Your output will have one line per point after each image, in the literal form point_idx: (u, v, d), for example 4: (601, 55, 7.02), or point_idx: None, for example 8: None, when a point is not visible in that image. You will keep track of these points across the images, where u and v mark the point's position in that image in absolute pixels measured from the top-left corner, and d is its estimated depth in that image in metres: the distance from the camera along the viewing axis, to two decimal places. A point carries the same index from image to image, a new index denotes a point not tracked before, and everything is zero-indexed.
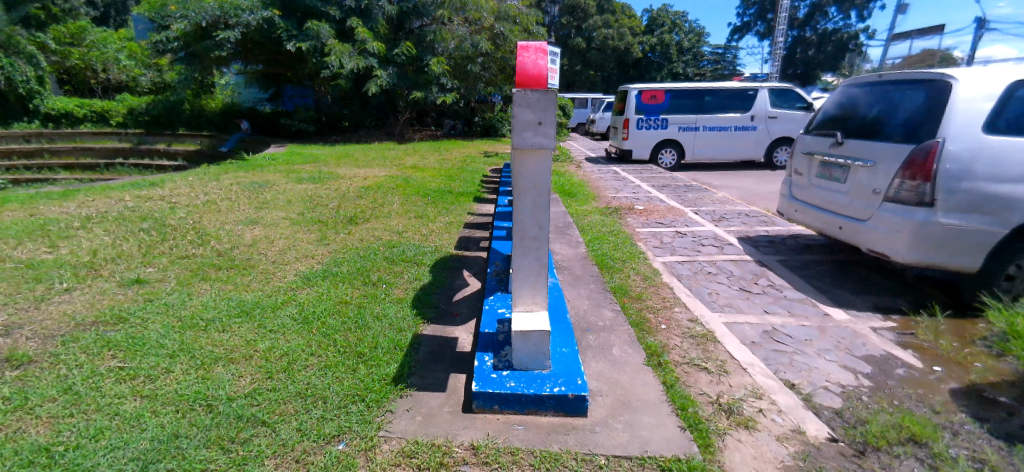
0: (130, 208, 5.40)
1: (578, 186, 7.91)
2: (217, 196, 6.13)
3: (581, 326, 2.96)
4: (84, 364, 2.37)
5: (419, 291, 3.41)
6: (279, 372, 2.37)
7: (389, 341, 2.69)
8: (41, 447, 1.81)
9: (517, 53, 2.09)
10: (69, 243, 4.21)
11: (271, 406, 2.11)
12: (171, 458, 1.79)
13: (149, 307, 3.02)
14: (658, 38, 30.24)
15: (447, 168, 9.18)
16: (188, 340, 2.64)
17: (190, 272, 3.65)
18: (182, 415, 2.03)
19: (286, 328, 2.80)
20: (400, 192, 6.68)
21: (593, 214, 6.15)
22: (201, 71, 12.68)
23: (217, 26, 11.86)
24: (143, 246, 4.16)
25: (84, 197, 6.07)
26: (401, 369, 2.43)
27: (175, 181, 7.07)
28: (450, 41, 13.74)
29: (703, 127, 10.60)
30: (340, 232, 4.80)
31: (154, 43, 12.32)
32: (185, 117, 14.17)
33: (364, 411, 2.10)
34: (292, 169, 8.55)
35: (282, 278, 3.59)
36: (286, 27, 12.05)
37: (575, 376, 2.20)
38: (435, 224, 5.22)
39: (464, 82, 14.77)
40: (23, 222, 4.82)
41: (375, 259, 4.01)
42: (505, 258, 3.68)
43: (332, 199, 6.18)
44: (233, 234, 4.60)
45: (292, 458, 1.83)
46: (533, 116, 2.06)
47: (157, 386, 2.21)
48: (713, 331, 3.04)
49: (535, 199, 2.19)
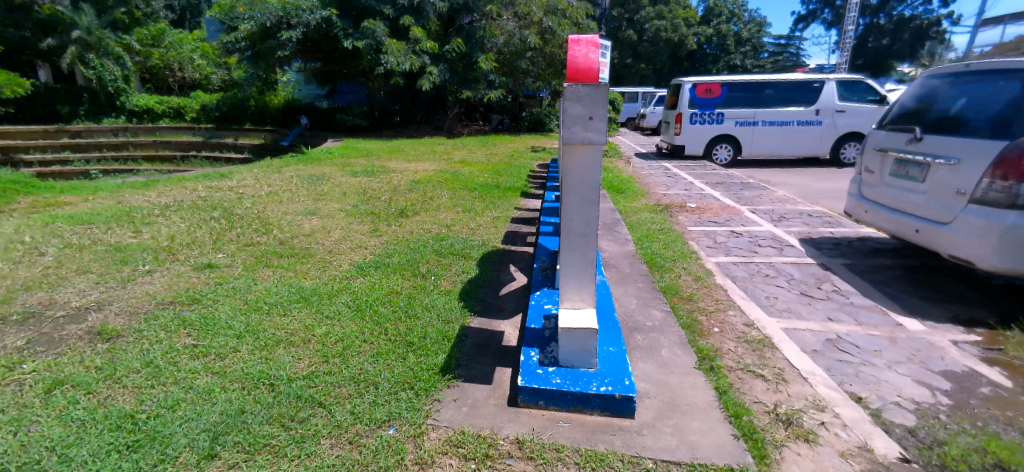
0: (203, 198, 5.78)
1: (627, 183, 7.76)
2: (278, 187, 6.46)
3: (628, 325, 2.92)
4: (164, 340, 2.57)
5: (466, 284, 3.47)
6: (334, 356, 2.48)
7: (437, 331, 2.75)
8: (127, 414, 1.98)
9: (568, 48, 2.11)
10: (151, 229, 4.56)
11: (327, 388, 2.21)
12: (238, 432, 1.91)
13: (219, 290, 3.23)
14: (714, 28, 29.23)
15: (495, 162, 9.25)
16: (253, 321, 2.80)
17: (255, 258, 3.87)
18: (247, 392, 2.16)
19: (341, 314, 2.93)
20: (449, 186, 6.78)
21: (642, 211, 6.01)
22: (266, 69, 13.37)
23: (280, 27, 12.49)
24: (215, 233, 4.45)
25: (163, 187, 6.55)
26: (448, 360, 2.48)
27: (242, 173, 7.50)
28: (499, 36, 13.88)
29: (763, 122, 10.13)
30: (391, 224, 4.94)
31: (224, 44, 13.10)
32: (251, 113, 15.02)
33: (413, 398, 2.17)
34: (347, 163, 8.87)
35: (337, 267, 3.74)
36: (343, 26, 12.51)
37: (623, 376, 2.17)
38: (482, 218, 5.28)
39: (512, 78, 14.82)
40: (112, 208, 5.28)
41: (424, 251, 4.11)
42: (551, 254, 3.66)
43: (383, 192, 6.37)
44: (293, 224, 4.84)
45: (345, 439, 1.92)
46: (582, 111, 2.02)
47: (226, 364, 2.37)
48: (770, 337, 2.91)
49: (584, 196, 2.17)
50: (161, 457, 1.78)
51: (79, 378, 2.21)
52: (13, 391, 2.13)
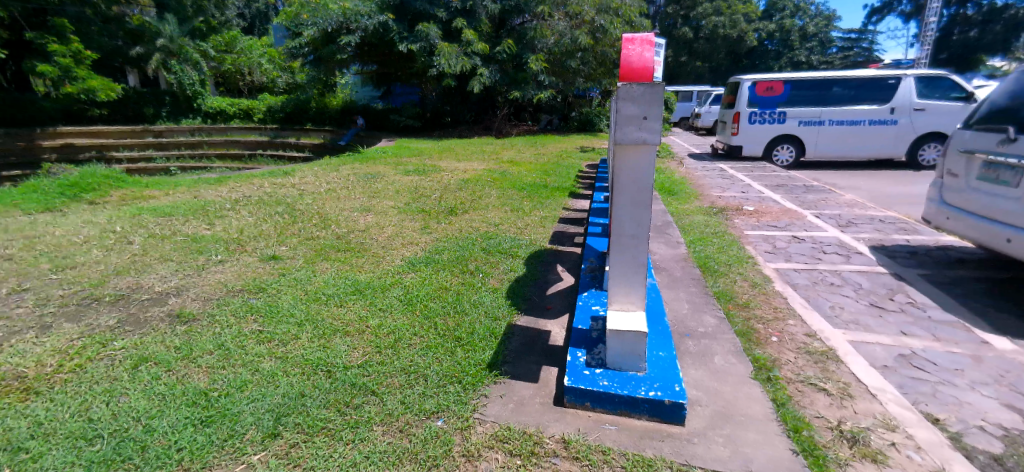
0: (268, 194, 6.12)
1: (679, 184, 7.55)
2: (336, 185, 6.75)
3: (679, 330, 2.85)
4: (234, 325, 2.75)
5: (513, 283, 3.49)
6: (386, 347, 2.57)
7: (485, 328, 2.79)
8: (201, 391, 2.15)
9: (623, 47, 2.09)
10: (223, 222, 4.88)
11: (379, 378, 2.30)
12: (298, 414, 2.03)
13: (282, 280, 3.42)
14: (777, 23, 27.88)
15: (543, 162, 9.24)
16: (312, 311, 2.95)
17: (315, 252, 4.07)
18: (306, 378, 2.28)
19: (393, 307, 3.03)
20: (497, 186, 6.84)
21: (696, 213, 5.84)
22: (326, 72, 14.01)
23: (340, 31, 13.03)
24: (279, 227, 4.72)
25: (234, 183, 7.00)
26: (495, 357, 2.51)
27: (303, 171, 7.88)
28: (551, 36, 13.87)
29: (830, 122, 9.57)
30: (441, 222, 5.05)
31: (289, 49, 13.83)
32: (311, 114, 15.58)
33: (461, 392, 2.22)
34: (400, 162, 9.13)
35: (390, 262, 3.87)
36: (398, 30, 12.87)
37: (673, 382, 2.11)
38: (530, 217, 5.29)
39: (563, 78, 14.79)
40: (189, 203, 5.68)
41: (473, 249, 4.17)
42: (599, 256, 3.62)
43: (434, 191, 6.51)
44: (349, 220, 5.04)
45: (396, 427, 1.98)
46: (637, 111, 1.99)
47: (287, 350, 2.51)
48: (834, 349, 2.75)
49: (636, 197, 2.13)
50: (231, 432, 1.91)
51: (161, 357, 2.41)
52: (106, 365, 2.35)
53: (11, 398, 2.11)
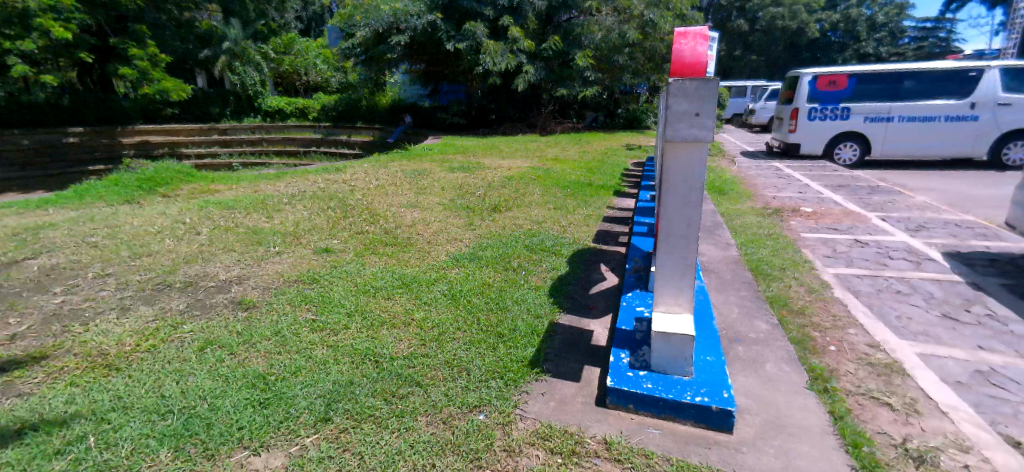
0: (322, 189, 6.39)
1: (731, 183, 7.29)
2: (385, 181, 6.95)
3: (728, 335, 2.76)
4: (289, 313, 2.89)
5: (555, 281, 3.48)
6: (431, 340, 2.63)
7: (527, 326, 2.80)
8: (261, 374, 2.27)
9: (674, 41, 2.04)
10: (280, 215, 5.13)
11: (424, 369, 2.36)
12: (348, 400, 2.11)
13: (334, 272, 3.56)
14: (842, 13, 26.32)
15: (588, 160, 9.16)
16: (361, 302, 3.06)
17: (364, 245, 4.21)
18: (356, 366, 2.37)
19: (437, 301, 3.09)
20: (541, 183, 6.84)
21: (748, 214, 5.62)
22: (377, 72, 14.42)
23: (390, 32, 13.37)
24: (331, 221, 4.91)
25: (290, 178, 7.34)
26: (537, 354, 2.52)
27: (354, 167, 8.16)
28: (598, 32, 13.69)
29: (900, 118, 8.96)
30: (485, 218, 5.10)
31: (343, 49, 14.33)
32: (363, 112, 16.08)
33: (503, 387, 2.24)
34: (445, 159, 9.30)
35: (435, 257, 3.95)
36: (446, 29, 13.06)
37: (721, 388, 2.05)
38: (574, 216, 5.25)
39: (610, 74, 14.57)
40: (249, 196, 6.01)
41: (516, 246, 4.19)
42: (645, 256, 3.55)
43: (479, 188, 6.59)
44: (397, 215, 5.17)
45: (440, 419, 2.03)
46: (689, 107, 1.94)
47: (339, 339, 2.62)
48: (900, 362, 2.58)
49: (686, 196, 2.08)
50: (286, 415, 2.01)
51: (225, 340, 2.57)
52: (176, 347, 2.52)
53: (96, 373, 2.31)
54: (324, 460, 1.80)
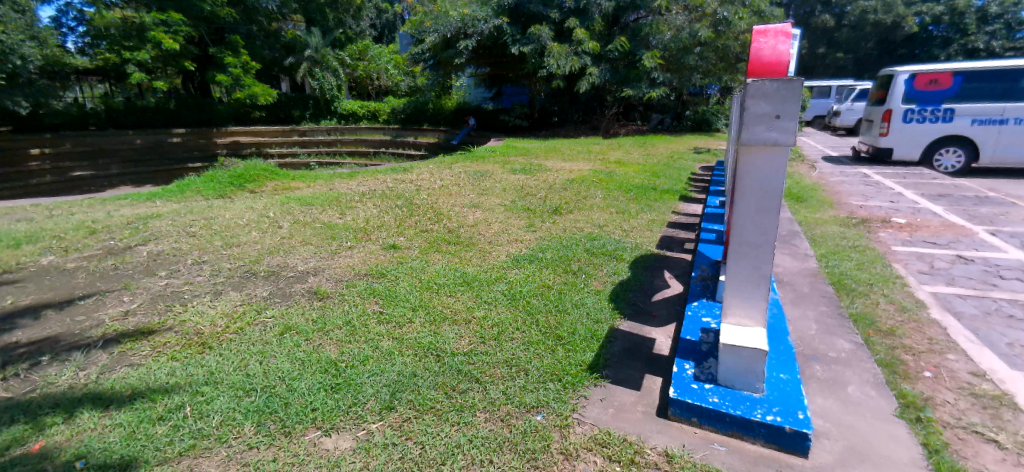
0: (390, 188, 6.65)
1: (810, 190, 6.83)
2: (449, 181, 7.13)
3: (804, 352, 2.58)
4: (358, 305, 3.05)
5: (616, 286, 3.42)
6: (491, 338, 2.67)
7: (587, 330, 2.77)
8: (332, 361, 2.41)
9: (753, 40, 1.96)
10: (351, 212, 5.40)
11: (483, 367, 2.40)
12: (410, 391, 2.19)
13: (401, 268, 3.70)
14: (947, 5, 23.83)
15: (652, 164, 8.91)
16: (425, 298, 3.17)
17: (428, 243, 4.34)
18: (419, 359, 2.44)
19: (497, 301, 3.13)
20: (604, 187, 6.74)
21: (829, 223, 5.24)
22: (444, 76, 14.83)
23: (458, 36, 13.64)
24: (398, 219, 5.11)
25: (361, 177, 7.71)
26: (597, 359, 2.48)
27: (420, 168, 8.42)
28: (667, 32, 13.29)
29: (1015, 120, 8.05)
30: (546, 221, 5.10)
31: (413, 55, 14.87)
32: (429, 115, 16.57)
33: (561, 390, 2.23)
34: (507, 161, 9.38)
35: (496, 257, 4.00)
36: (512, 33, 13.22)
37: (795, 408, 1.93)
38: (636, 220, 5.14)
39: (678, 75, 14.12)
40: (324, 194, 6.37)
41: (577, 249, 4.16)
42: (713, 264, 3.41)
43: (540, 190, 6.59)
44: (460, 215, 5.29)
45: (498, 416, 2.06)
46: (768, 109, 1.85)
47: (403, 332, 2.72)
48: (1011, 395, 2.31)
49: (761, 203, 1.97)
50: (354, 401, 2.12)
51: (302, 327, 2.74)
52: (260, 330, 2.73)
53: (192, 350, 2.54)
54: (388, 446, 1.88)
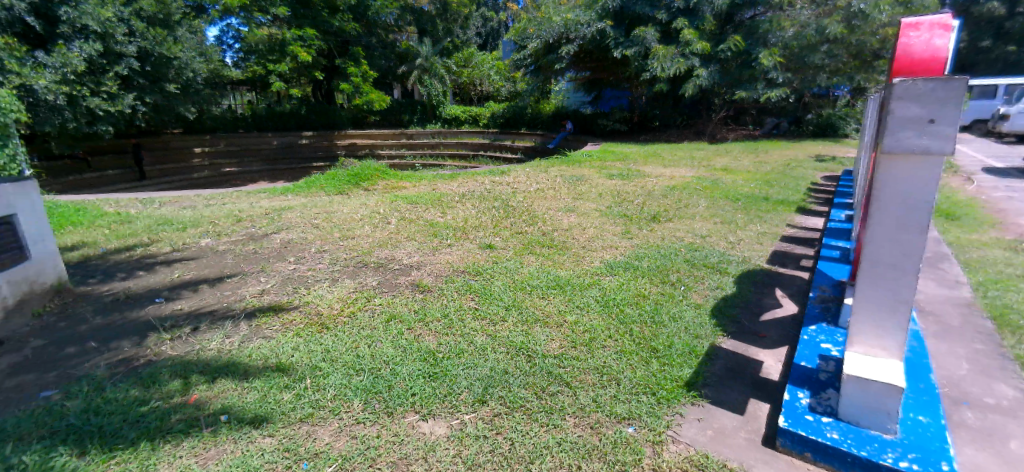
0: (488, 190, 6.86)
1: (963, 207, 5.87)
2: (545, 185, 7.18)
3: (950, 395, 2.23)
4: (455, 300, 3.17)
5: (719, 301, 3.21)
6: (582, 344, 2.63)
7: (684, 345, 2.63)
8: (430, 351, 2.53)
9: (904, 37, 1.79)
10: (451, 211, 5.66)
11: (574, 371, 2.37)
12: (502, 388, 2.24)
13: (495, 267, 3.80)
14: None
15: (765, 172, 8.24)
16: (517, 298, 3.21)
17: (523, 245, 4.41)
18: (511, 357, 2.49)
19: (590, 307, 3.08)
20: (708, 195, 6.37)
21: (989, 246, 4.46)
22: (544, 80, 15.01)
23: (560, 41, 13.72)
24: (495, 219, 5.26)
25: (461, 179, 8.05)
26: (695, 376, 2.35)
27: (517, 171, 8.58)
28: (789, 29, 12.23)
29: None
30: (643, 228, 4.93)
31: (516, 61, 15.24)
32: (527, 119, 16.83)
33: (655, 405, 2.14)
34: (605, 165, 9.23)
35: (589, 262, 3.95)
36: (615, 36, 13.00)
37: (938, 458, 1.66)
38: (744, 232, 4.78)
39: (799, 75, 12.96)
40: (427, 194, 6.74)
41: (676, 259, 3.97)
42: (835, 284, 3.06)
43: (638, 196, 6.39)
44: (554, 218, 5.30)
45: (588, 423, 2.02)
46: (920, 113, 1.62)
47: (496, 329, 2.78)
48: None
49: (905, 219, 1.72)
50: (449, 390, 2.21)
51: (405, 316, 2.92)
52: (369, 316, 2.96)
53: (313, 329, 2.82)
54: (480, 438, 1.93)
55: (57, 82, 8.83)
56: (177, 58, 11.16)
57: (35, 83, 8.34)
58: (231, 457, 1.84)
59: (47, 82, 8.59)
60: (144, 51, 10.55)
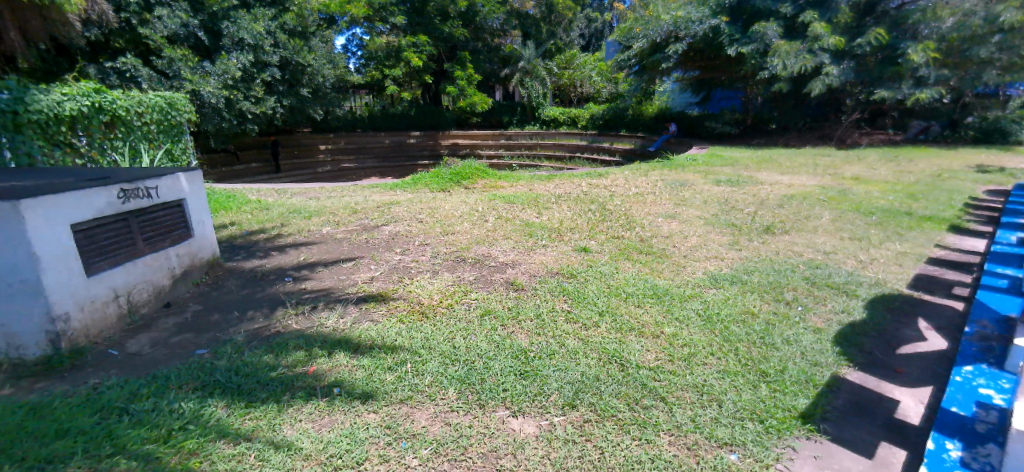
0: (584, 192, 6.76)
1: None
2: (645, 189, 6.92)
3: None
4: (548, 301, 3.17)
5: (845, 327, 2.85)
6: (680, 358, 2.49)
7: (800, 371, 2.37)
8: (522, 349, 2.55)
9: None
10: (547, 212, 5.66)
11: (670, 386, 2.25)
12: (593, 394, 2.19)
13: (590, 271, 3.73)
14: None
15: (907, 183, 7.21)
16: (612, 304, 3.12)
17: (619, 250, 4.28)
18: (603, 364, 2.42)
19: (690, 320, 2.90)
20: (833, 207, 5.72)
21: None
22: (648, 81, 14.53)
23: (668, 40, 13.17)
24: (591, 222, 5.17)
25: (558, 180, 8.04)
26: (812, 408, 2.12)
27: (616, 174, 8.38)
28: (947, 18, 10.59)
29: None
30: (754, 239, 4.56)
31: (619, 61, 14.87)
32: (627, 122, 16.23)
33: (762, 433, 1.96)
34: (712, 171, 8.68)
35: (691, 273, 3.73)
36: (730, 32, 12.16)
37: None
38: (879, 250, 4.22)
39: (958, 71, 11.16)
40: (523, 194, 6.81)
41: (792, 277, 3.61)
42: (1003, 321, 2.57)
43: (748, 204, 5.92)
44: (654, 224, 5.09)
45: (684, 443, 1.91)
46: None
47: (588, 334, 2.73)
48: None
49: None
50: (540, 390, 2.21)
51: (499, 313, 2.98)
52: (466, 309, 3.06)
53: (414, 317, 2.98)
54: (569, 442, 1.91)
55: (220, 88, 10.36)
56: (310, 66, 12.37)
57: (203, 89, 10.01)
58: (341, 427, 2.00)
59: (212, 88, 10.13)
60: (285, 60, 11.84)
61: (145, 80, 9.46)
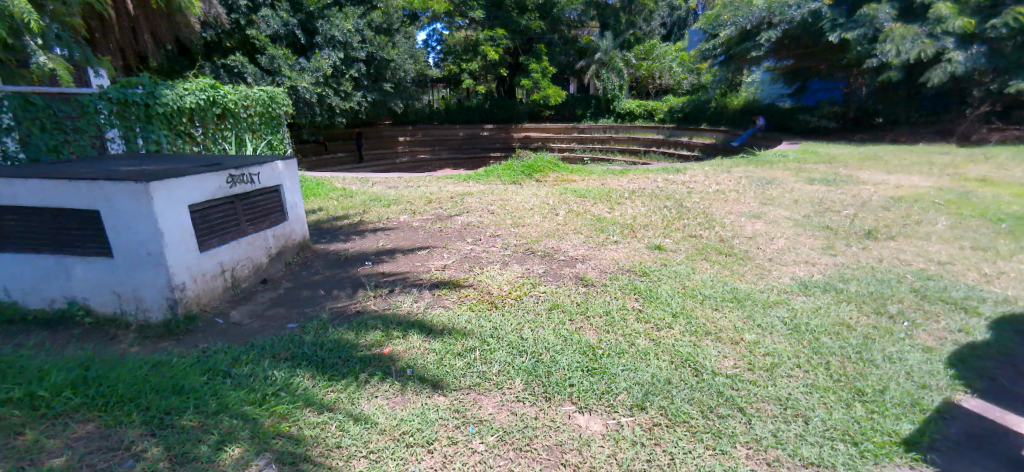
0: (660, 188, 6.51)
1: None
2: (727, 186, 6.54)
3: None
4: (619, 298, 3.09)
5: (961, 348, 2.53)
6: (761, 368, 2.33)
7: (904, 393, 2.14)
8: (591, 345, 2.52)
9: None
10: (620, 208, 5.53)
11: (749, 397, 2.12)
12: (665, 398, 2.11)
13: (664, 270, 3.59)
14: None
15: None
16: (687, 306, 2.99)
17: (696, 250, 4.09)
18: (676, 368, 2.33)
19: (774, 329, 2.71)
20: (950, 211, 5.08)
21: None
22: (735, 71, 13.69)
23: (760, 27, 12.32)
24: (666, 220, 4.98)
25: (632, 175, 7.82)
26: (916, 435, 1.90)
27: (695, 169, 8.01)
28: None
29: None
30: (852, 245, 4.16)
31: (703, 51, 14.13)
32: (709, 114, 15.43)
33: (854, 457, 1.79)
34: (804, 168, 8.03)
35: (776, 278, 3.48)
36: (833, 17, 11.13)
37: None
38: (1009, 263, 3.69)
39: None
40: (596, 188, 6.69)
41: (897, 288, 3.25)
42: None
43: (846, 206, 5.42)
44: (736, 224, 4.81)
45: (764, 458, 1.79)
46: None
47: (661, 335, 2.63)
48: None
49: None
50: (608, 388, 2.17)
51: (568, 307, 2.95)
52: (535, 301, 3.06)
53: (484, 305, 3.04)
54: (637, 444, 1.86)
55: (314, 84, 11.16)
56: (394, 61, 12.89)
57: (299, 84, 10.83)
58: (413, 406, 2.09)
59: (307, 83, 10.93)
60: (371, 56, 12.43)
61: (251, 75, 10.39)
